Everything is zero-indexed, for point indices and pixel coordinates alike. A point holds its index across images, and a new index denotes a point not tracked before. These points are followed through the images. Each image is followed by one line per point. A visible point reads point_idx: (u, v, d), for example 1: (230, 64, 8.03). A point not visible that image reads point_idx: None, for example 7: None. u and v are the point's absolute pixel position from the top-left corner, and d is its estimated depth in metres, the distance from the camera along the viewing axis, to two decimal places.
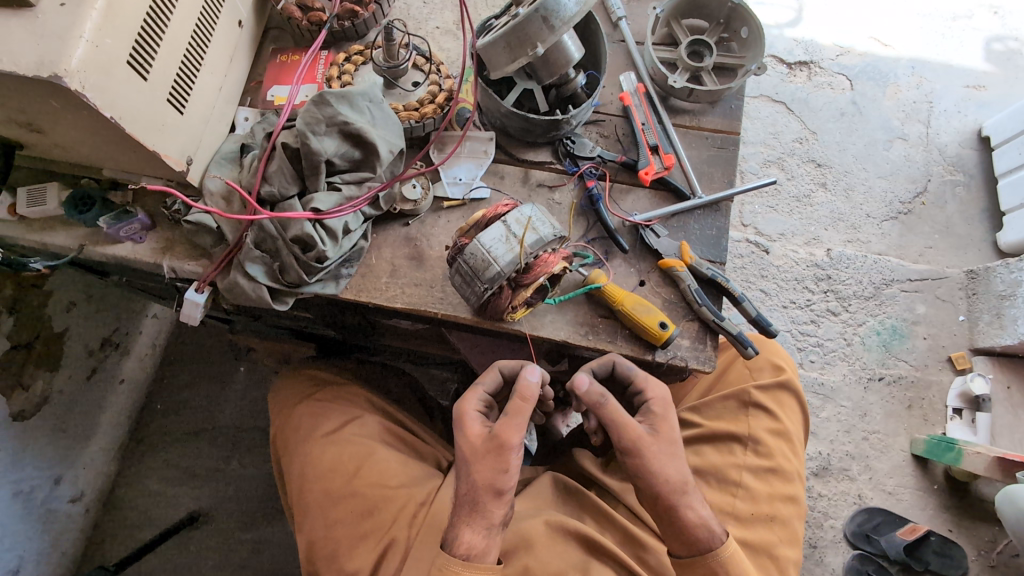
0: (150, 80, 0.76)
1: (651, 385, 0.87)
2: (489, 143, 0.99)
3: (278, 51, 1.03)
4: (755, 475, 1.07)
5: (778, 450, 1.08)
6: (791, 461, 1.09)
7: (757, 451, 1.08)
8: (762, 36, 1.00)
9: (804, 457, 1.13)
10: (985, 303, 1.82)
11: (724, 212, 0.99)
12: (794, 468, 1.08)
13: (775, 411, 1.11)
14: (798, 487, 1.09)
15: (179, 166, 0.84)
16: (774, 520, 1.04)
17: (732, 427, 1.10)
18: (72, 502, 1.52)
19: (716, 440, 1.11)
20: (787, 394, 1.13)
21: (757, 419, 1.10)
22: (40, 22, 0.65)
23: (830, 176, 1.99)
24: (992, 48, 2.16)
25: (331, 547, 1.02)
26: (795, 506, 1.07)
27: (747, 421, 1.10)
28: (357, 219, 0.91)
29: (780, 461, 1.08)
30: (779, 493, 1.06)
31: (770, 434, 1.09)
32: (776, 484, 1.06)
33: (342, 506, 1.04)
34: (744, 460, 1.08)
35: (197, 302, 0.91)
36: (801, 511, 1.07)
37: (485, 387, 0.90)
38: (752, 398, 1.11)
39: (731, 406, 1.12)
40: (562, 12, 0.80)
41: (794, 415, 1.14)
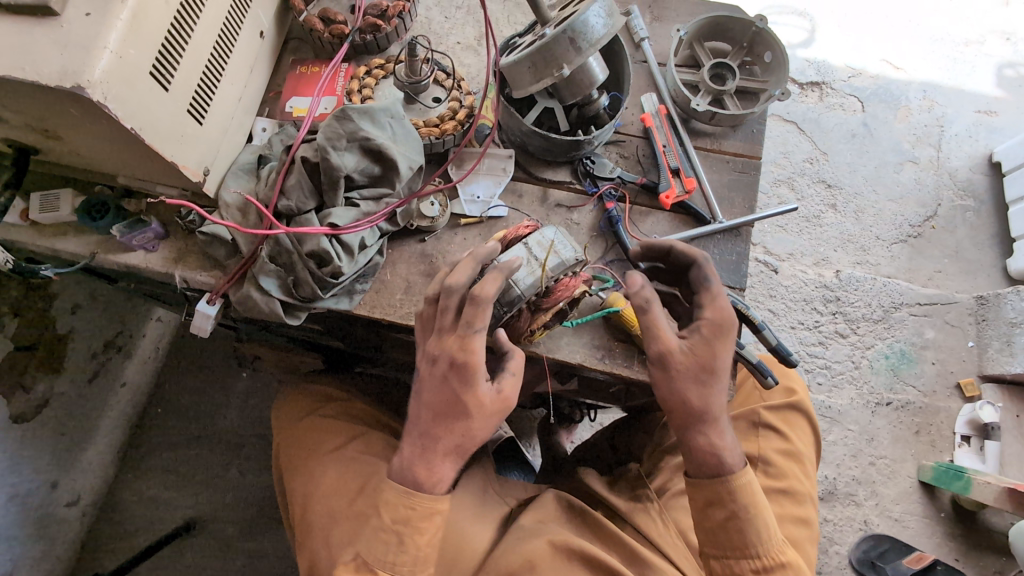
0: (172, 91, 0.75)
1: (713, 305, 0.82)
2: (508, 161, 0.98)
3: (298, 62, 1.02)
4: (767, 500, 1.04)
5: (789, 470, 1.06)
6: (803, 482, 1.05)
7: (768, 473, 1.05)
8: (786, 60, 0.99)
9: (815, 477, 1.09)
10: (994, 329, 1.80)
11: (744, 236, 0.98)
12: (806, 489, 1.04)
13: (786, 432, 1.09)
14: (811, 509, 1.04)
15: (196, 176, 0.83)
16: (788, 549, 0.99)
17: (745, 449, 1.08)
18: (69, 507, 1.50)
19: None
20: (797, 415, 1.11)
21: (768, 440, 1.08)
22: (64, 32, 0.64)
23: (840, 197, 1.99)
24: (1004, 73, 2.16)
25: (331, 563, 0.97)
26: (810, 530, 1.02)
27: (758, 443, 1.08)
28: (373, 234, 0.90)
29: (792, 482, 1.04)
30: (791, 514, 1.02)
31: (781, 455, 1.07)
32: (787, 505, 1.02)
33: (345, 523, 1.00)
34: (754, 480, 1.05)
35: (208, 314, 0.90)
36: (813, 534, 1.02)
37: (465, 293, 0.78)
38: (760, 417, 1.09)
39: (741, 424, 1.10)
40: (590, 34, 0.79)
41: (806, 436, 1.11)
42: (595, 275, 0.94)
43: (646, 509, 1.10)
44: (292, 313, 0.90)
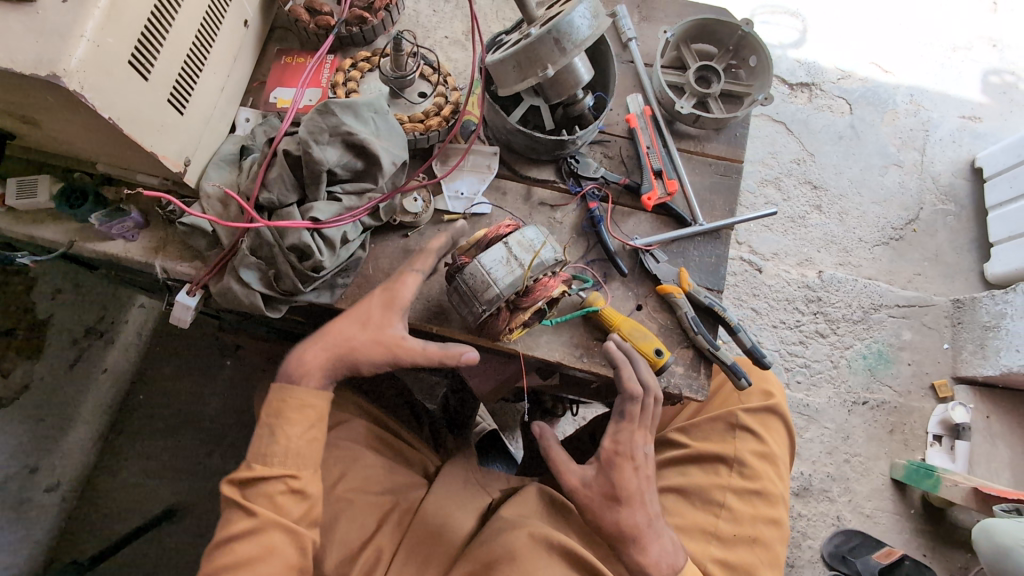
0: (151, 80, 0.74)
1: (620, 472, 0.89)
2: (493, 158, 0.99)
3: (282, 52, 1.01)
4: (738, 497, 1.05)
5: (763, 472, 1.07)
6: (775, 483, 1.07)
7: (743, 474, 1.06)
8: (771, 64, 1.00)
9: (787, 475, 1.11)
10: (969, 332, 1.84)
11: (724, 239, 0.99)
12: (778, 491, 1.06)
13: (763, 435, 1.09)
14: (783, 511, 1.06)
15: (177, 167, 0.83)
16: (757, 543, 1.01)
17: (719, 448, 1.08)
18: (48, 492, 1.49)
19: (703, 461, 1.09)
20: (776, 419, 1.12)
21: (745, 441, 1.08)
22: (39, 18, 0.63)
23: (825, 199, 2.01)
24: (989, 80, 2.19)
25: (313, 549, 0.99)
26: (779, 530, 1.05)
27: (735, 443, 1.08)
28: (355, 229, 0.90)
29: (766, 484, 1.06)
30: (763, 515, 1.04)
31: (755, 455, 1.07)
32: (759, 506, 1.04)
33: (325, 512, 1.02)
34: (730, 481, 1.06)
35: (188, 305, 0.89)
36: (784, 535, 1.05)
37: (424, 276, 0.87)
38: (738, 419, 1.10)
39: (718, 427, 1.11)
40: (575, 35, 0.79)
41: (781, 437, 1.13)
42: (574, 274, 0.95)
43: None
44: (273, 305, 0.90)
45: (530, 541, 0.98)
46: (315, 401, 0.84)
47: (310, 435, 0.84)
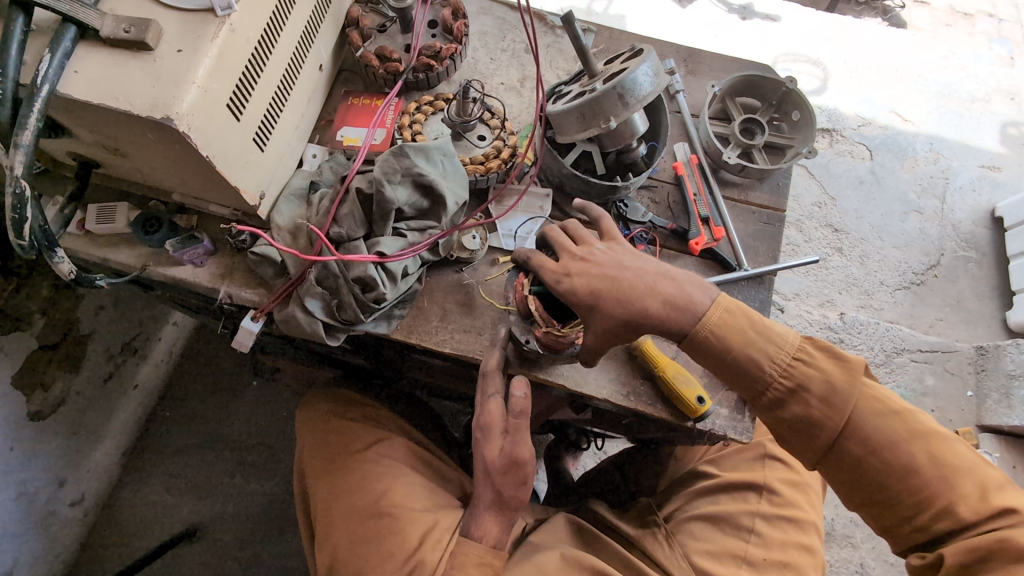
0: (242, 121, 0.79)
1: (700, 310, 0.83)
2: (545, 200, 1.03)
3: (350, 94, 1.07)
4: (768, 523, 1.05)
5: (795, 499, 1.08)
6: (805, 510, 1.08)
7: (772, 500, 1.07)
8: (813, 120, 1.05)
9: (821, 508, 1.12)
10: (993, 381, 1.84)
11: (767, 285, 1.02)
12: (810, 518, 1.07)
13: (793, 463, 1.12)
14: (815, 539, 1.06)
15: (253, 200, 0.87)
16: (789, 567, 1.00)
17: (749, 476, 1.10)
18: (73, 506, 1.50)
19: (731, 489, 1.11)
20: None
21: (774, 469, 1.11)
22: (157, 66, 0.69)
23: (846, 242, 2.04)
24: (1007, 131, 2.24)
25: (356, 565, 1.02)
26: (813, 558, 1.04)
27: (763, 471, 1.11)
28: (415, 262, 0.94)
29: (797, 511, 1.07)
30: (794, 540, 1.04)
31: (786, 485, 1.09)
32: (789, 531, 1.05)
33: (365, 527, 1.04)
34: (758, 507, 1.07)
35: (252, 330, 0.93)
36: (819, 563, 1.03)
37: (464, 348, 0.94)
38: (768, 450, 1.13)
39: (748, 457, 1.14)
40: (637, 91, 0.84)
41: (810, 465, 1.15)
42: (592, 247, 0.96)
43: (653, 534, 1.10)
44: (332, 333, 0.94)
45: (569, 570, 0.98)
46: (493, 560, 0.96)
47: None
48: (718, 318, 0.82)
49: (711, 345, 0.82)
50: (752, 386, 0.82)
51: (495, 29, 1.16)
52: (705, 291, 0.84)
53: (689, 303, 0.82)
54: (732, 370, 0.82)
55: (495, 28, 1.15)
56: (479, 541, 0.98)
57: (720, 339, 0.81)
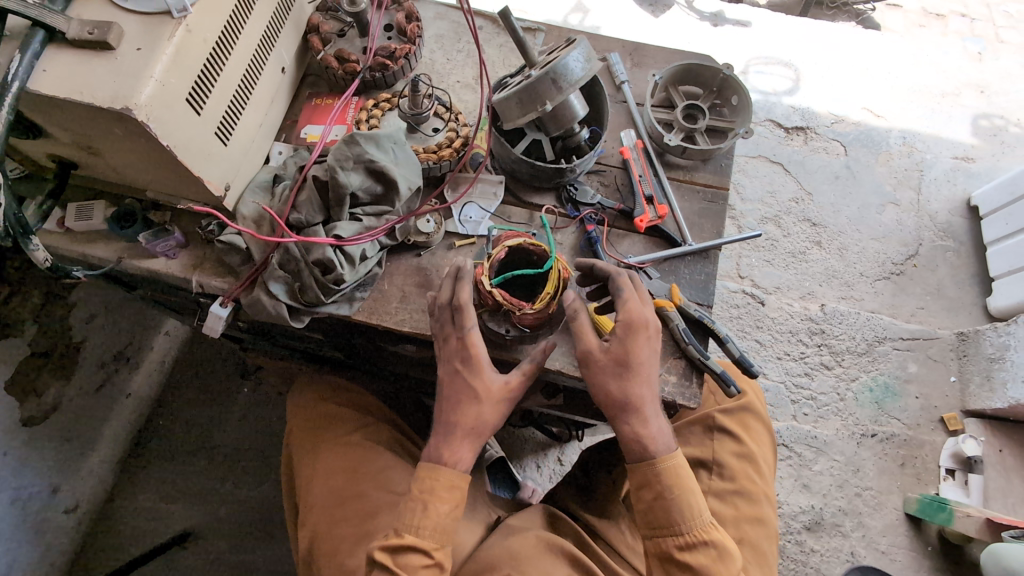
0: (203, 116, 0.86)
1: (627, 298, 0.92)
2: (499, 186, 1.09)
3: (313, 95, 1.14)
4: (721, 501, 1.08)
5: (743, 473, 1.10)
6: (756, 482, 1.10)
7: (722, 475, 1.10)
8: (751, 103, 1.10)
9: (771, 477, 1.14)
10: (975, 365, 1.86)
11: (712, 259, 1.07)
12: (760, 489, 1.09)
13: (741, 435, 1.13)
14: (767, 509, 1.09)
15: (218, 191, 0.94)
16: (744, 544, 1.03)
17: (698, 453, 1.13)
18: (67, 513, 1.54)
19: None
20: (752, 416, 1.16)
21: (723, 444, 1.12)
22: (118, 64, 0.76)
23: (825, 235, 2.08)
24: (980, 123, 2.28)
25: (333, 541, 1.04)
26: (765, 529, 1.07)
27: (713, 446, 1.12)
28: (374, 247, 0.99)
29: (744, 484, 1.09)
30: (745, 515, 1.06)
31: (734, 457, 1.11)
32: (741, 507, 1.07)
33: (346, 506, 1.08)
34: (710, 484, 1.10)
35: (220, 315, 0.99)
36: (770, 533, 1.06)
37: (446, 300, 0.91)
38: (715, 422, 1.14)
39: (696, 431, 1.16)
40: (569, 76, 0.90)
41: (761, 434, 1.16)
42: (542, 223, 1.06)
43: (617, 524, 1.18)
44: (297, 316, 0.99)
45: (534, 546, 1.00)
46: (464, 484, 0.88)
47: (455, 513, 0.88)
48: (650, 331, 0.87)
49: (624, 340, 0.86)
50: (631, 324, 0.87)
51: (450, 32, 1.23)
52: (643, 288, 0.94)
53: (643, 312, 0.88)
54: (613, 360, 0.87)
55: (450, 31, 1.23)
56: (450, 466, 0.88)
57: (636, 340, 0.86)
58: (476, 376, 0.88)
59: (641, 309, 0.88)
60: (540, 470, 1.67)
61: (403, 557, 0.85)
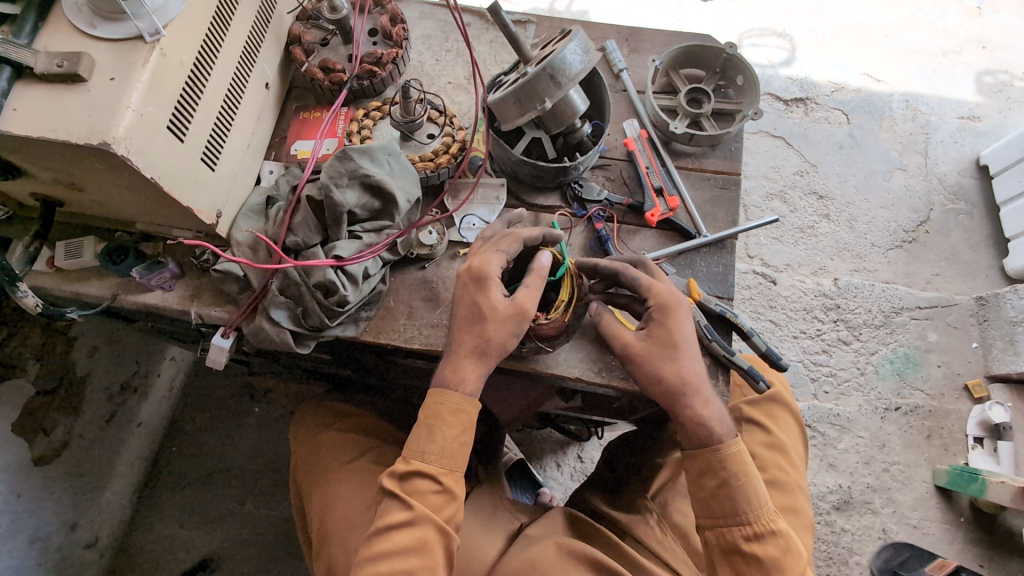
0: (186, 142, 0.82)
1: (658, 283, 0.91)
2: (501, 189, 1.04)
3: (301, 108, 1.10)
4: None
5: (774, 463, 1.06)
6: (788, 472, 1.05)
7: (753, 466, 1.05)
8: (757, 82, 1.06)
9: (804, 468, 1.09)
10: (996, 329, 1.81)
11: (729, 248, 1.02)
12: (794, 479, 1.05)
13: (769, 425, 1.09)
14: (802, 500, 1.04)
15: (210, 219, 0.90)
16: None
17: None
18: (88, 548, 1.51)
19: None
20: (779, 407, 1.11)
21: (752, 435, 1.08)
22: (91, 96, 0.72)
23: (833, 207, 2.02)
24: (983, 80, 2.21)
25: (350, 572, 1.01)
26: (802, 518, 1.02)
27: (743, 438, 1.08)
28: (376, 264, 0.95)
29: (778, 474, 1.04)
30: (782, 505, 1.01)
31: (765, 448, 1.07)
32: (777, 497, 1.02)
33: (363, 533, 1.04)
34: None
35: (223, 347, 0.94)
36: (807, 523, 1.02)
37: (507, 252, 0.88)
38: (743, 413, 1.10)
39: None
40: (568, 70, 0.86)
41: (790, 426, 1.12)
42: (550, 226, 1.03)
43: (646, 519, 1.11)
44: (302, 342, 0.95)
45: (563, 558, 0.97)
46: (472, 408, 0.85)
47: (463, 438, 0.85)
48: (685, 308, 0.88)
49: (664, 320, 0.86)
50: (661, 303, 0.87)
51: (437, 31, 1.18)
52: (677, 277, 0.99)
53: (674, 290, 0.89)
54: (655, 343, 0.87)
55: (437, 30, 1.18)
56: (457, 388, 0.85)
57: (672, 318, 0.86)
58: (482, 292, 0.86)
59: (670, 288, 0.89)
60: (560, 470, 1.63)
61: (412, 482, 0.84)
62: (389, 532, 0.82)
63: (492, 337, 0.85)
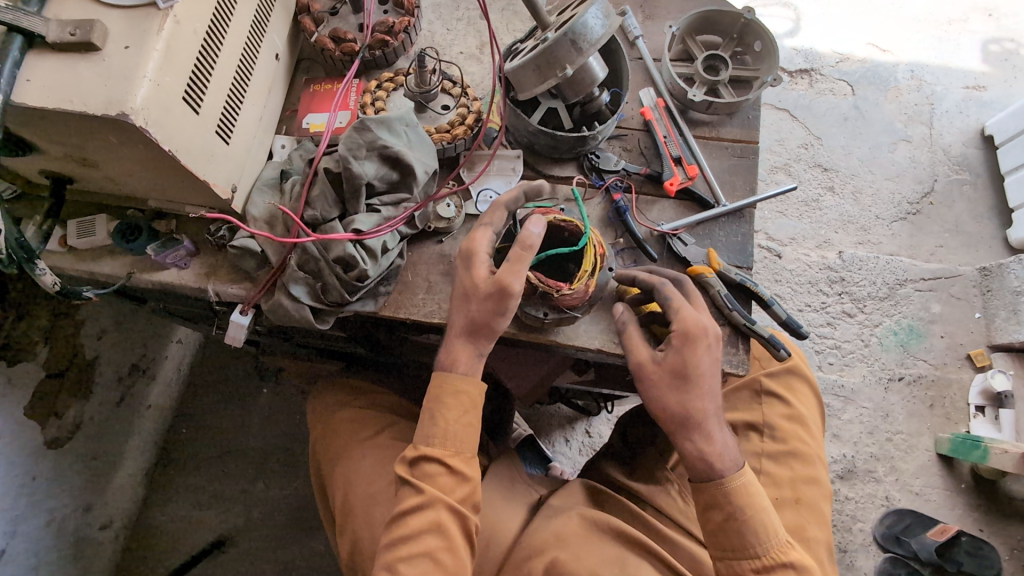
0: (202, 114, 0.80)
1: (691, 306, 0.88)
2: (517, 161, 1.03)
3: (310, 80, 1.08)
4: (775, 462, 1.05)
5: (794, 434, 1.07)
6: (809, 444, 1.06)
7: (774, 438, 1.07)
8: (776, 48, 1.04)
9: (821, 438, 1.10)
10: (1000, 299, 1.82)
11: (747, 218, 1.02)
12: (813, 450, 1.06)
13: (790, 398, 1.10)
14: (821, 469, 1.05)
15: (225, 193, 0.88)
16: (800, 504, 1.01)
17: (748, 416, 1.10)
18: (103, 529, 1.52)
19: (736, 432, 1.10)
20: (798, 380, 1.12)
21: (772, 407, 1.09)
22: (106, 65, 0.70)
23: (837, 179, 2.02)
24: (989, 49, 2.19)
25: (373, 547, 1.03)
26: (820, 489, 1.04)
27: (762, 410, 1.09)
28: (394, 238, 0.94)
29: (797, 445, 1.05)
30: (801, 476, 1.03)
31: (784, 419, 1.08)
32: (797, 468, 1.04)
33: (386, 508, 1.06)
34: (762, 446, 1.06)
35: (242, 324, 0.94)
36: (826, 492, 1.04)
37: (495, 227, 0.89)
38: (763, 386, 1.10)
39: (745, 396, 1.12)
40: (589, 35, 0.84)
41: (808, 398, 1.12)
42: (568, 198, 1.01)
43: (665, 489, 1.13)
44: (321, 317, 0.94)
45: (584, 528, 0.98)
46: (470, 388, 0.86)
47: (465, 420, 0.86)
48: (709, 339, 0.85)
49: (684, 351, 0.84)
50: (686, 330, 0.84)
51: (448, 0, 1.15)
52: (696, 249, 0.99)
53: (700, 318, 0.85)
54: (669, 371, 0.86)
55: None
56: (451, 371, 0.87)
57: (693, 350, 0.85)
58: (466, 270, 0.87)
59: (697, 315, 0.86)
60: (569, 445, 1.65)
61: (421, 468, 0.85)
62: (406, 516, 0.83)
63: (476, 319, 0.86)
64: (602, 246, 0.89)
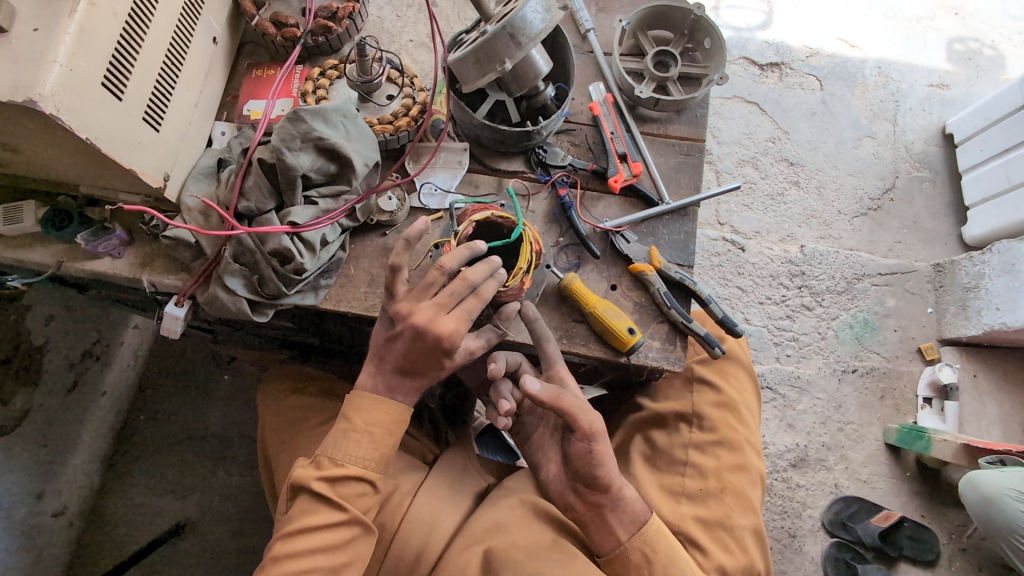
0: (125, 100, 0.78)
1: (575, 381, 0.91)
2: (464, 154, 1.02)
3: (253, 66, 1.05)
4: (702, 452, 1.07)
5: (723, 422, 1.08)
6: (736, 431, 1.09)
7: (702, 428, 1.08)
8: (724, 46, 1.04)
9: (754, 422, 1.13)
10: (951, 295, 1.87)
11: (691, 216, 1.03)
12: (740, 437, 1.08)
13: (720, 385, 1.11)
14: (750, 455, 1.08)
15: (156, 182, 0.86)
16: (726, 493, 1.04)
17: (678, 407, 1.10)
18: (56, 517, 1.49)
19: (665, 423, 1.12)
20: (731, 366, 1.14)
21: (702, 395, 1.10)
22: (13, 47, 0.67)
23: (802, 174, 2.04)
24: (954, 47, 2.22)
25: None
26: (748, 474, 1.07)
27: (692, 399, 1.10)
28: (334, 231, 0.93)
29: (726, 434, 1.08)
30: (728, 464, 1.06)
31: (715, 408, 1.09)
32: (723, 456, 1.06)
33: None
34: (691, 437, 1.08)
35: (177, 316, 0.92)
36: (753, 477, 1.07)
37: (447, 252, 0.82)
38: (695, 374, 1.12)
39: (677, 385, 1.13)
40: (528, 29, 0.83)
41: (740, 382, 1.14)
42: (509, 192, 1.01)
43: None
44: (261, 310, 0.93)
45: (524, 516, 0.99)
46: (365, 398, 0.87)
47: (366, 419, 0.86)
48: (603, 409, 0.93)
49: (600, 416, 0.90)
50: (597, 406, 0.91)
51: None
52: (637, 245, 0.99)
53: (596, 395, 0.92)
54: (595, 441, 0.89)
55: None
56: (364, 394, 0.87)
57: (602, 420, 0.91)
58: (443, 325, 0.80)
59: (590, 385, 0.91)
60: None
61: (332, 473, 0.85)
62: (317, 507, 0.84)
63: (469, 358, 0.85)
64: (538, 243, 0.89)
